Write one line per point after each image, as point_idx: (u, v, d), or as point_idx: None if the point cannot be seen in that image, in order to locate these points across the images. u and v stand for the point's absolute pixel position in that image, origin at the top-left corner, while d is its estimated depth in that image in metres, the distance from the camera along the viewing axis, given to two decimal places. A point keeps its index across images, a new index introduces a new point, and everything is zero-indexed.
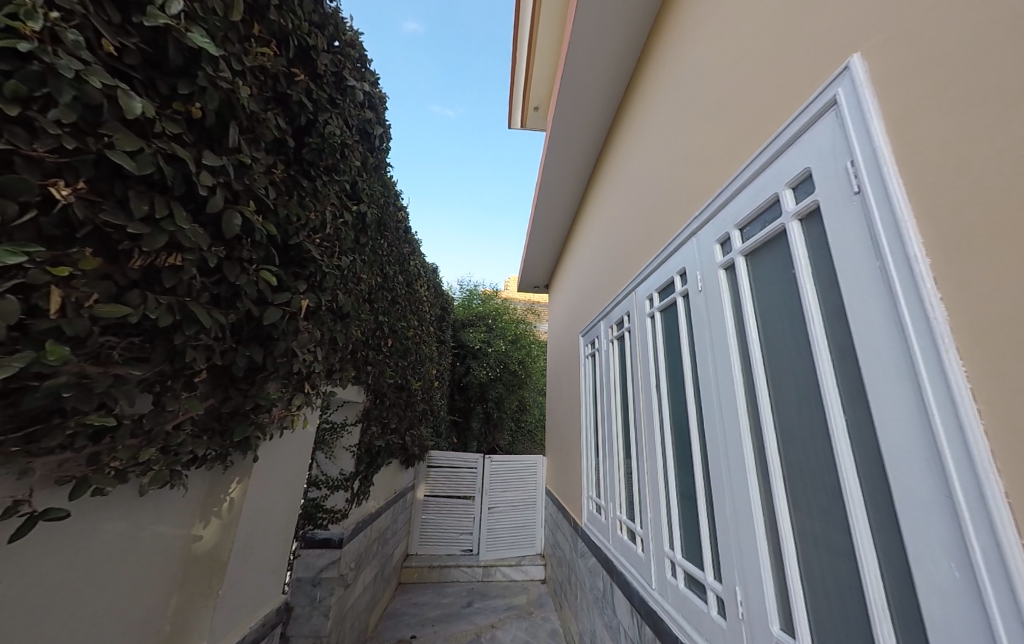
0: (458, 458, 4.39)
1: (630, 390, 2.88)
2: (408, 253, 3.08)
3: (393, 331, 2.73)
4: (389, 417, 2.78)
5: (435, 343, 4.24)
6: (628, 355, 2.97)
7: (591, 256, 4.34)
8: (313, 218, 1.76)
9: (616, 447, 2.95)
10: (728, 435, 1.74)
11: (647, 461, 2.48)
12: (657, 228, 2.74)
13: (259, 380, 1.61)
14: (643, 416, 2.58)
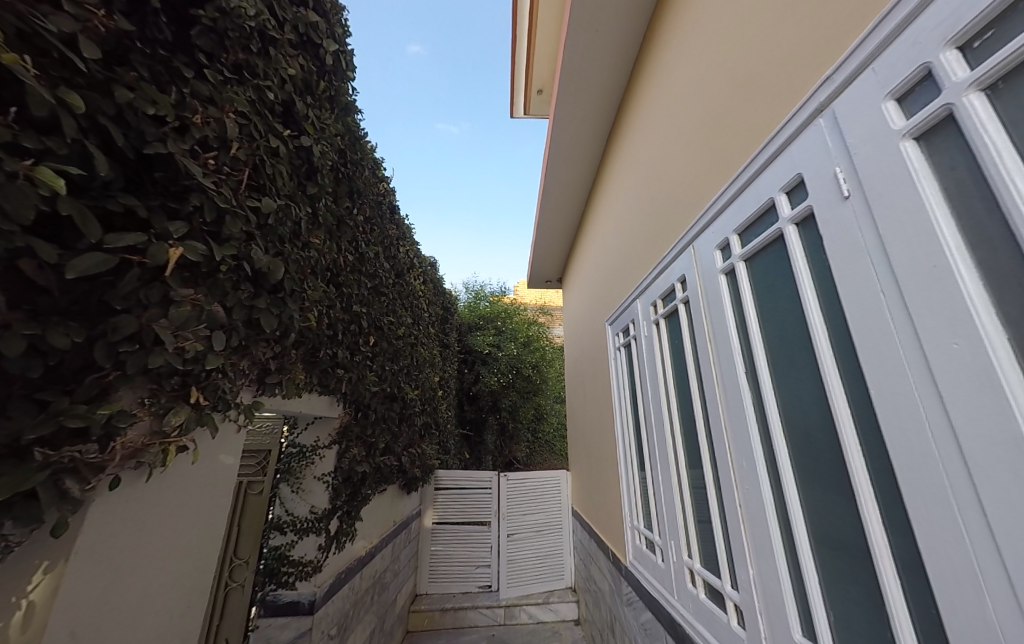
0: (469, 478, 3.81)
1: (682, 379, 1.84)
2: (395, 235, 2.56)
3: (379, 326, 2.18)
4: (379, 434, 2.20)
5: (436, 347, 3.70)
6: (675, 330, 1.93)
7: (609, 245, 3.40)
8: (225, 123, 0.93)
9: (667, 455, 1.89)
10: (971, 477, 0.67)
11: (724, 489, 1.41)
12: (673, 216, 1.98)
13: (99, 383, 0.75)
14: (710, 416, 1.53)
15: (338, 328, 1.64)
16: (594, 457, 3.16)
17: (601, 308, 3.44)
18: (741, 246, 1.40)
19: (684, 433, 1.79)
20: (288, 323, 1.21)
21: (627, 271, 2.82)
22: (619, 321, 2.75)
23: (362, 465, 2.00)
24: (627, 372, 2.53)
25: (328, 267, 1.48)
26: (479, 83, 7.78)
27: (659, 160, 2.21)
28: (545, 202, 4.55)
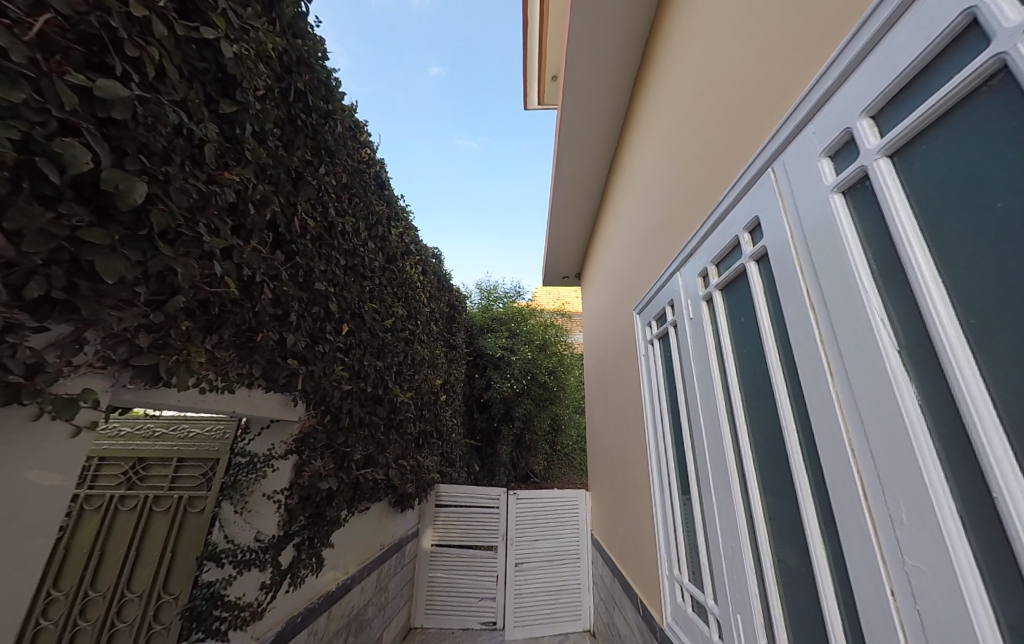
0: (473, 496, 3.40)
1: (754, 368, 1.24)
2: (384, 213, 2.24)
3: (357, 313, 1.85)
4: (357, 441, 1.85)
5: (438, 347, 3.37)
6: (742, 299, 1.32)
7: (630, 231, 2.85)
8: None
9: (729, 478, 1.29)
10: None
11: (853, 549, 0.83)
12: (704, 188, 1.64)
13: None
14: (820, 424, 0.93)
15: (285, 305, 1.31)
16: (617, 477, 2.67)
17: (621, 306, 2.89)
18: (880, 138, 0.80)
19: (757, 448, 1.19)
20: (170, 276, 0.87)
21: (654, 255, 2.26)
22: (651, 308, 2.15)
23: (331, 480, 1.64)
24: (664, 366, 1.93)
25: (261, 219, 1.15)
26: (493, 93, 7.50)
27: (703, 101, 1.67)
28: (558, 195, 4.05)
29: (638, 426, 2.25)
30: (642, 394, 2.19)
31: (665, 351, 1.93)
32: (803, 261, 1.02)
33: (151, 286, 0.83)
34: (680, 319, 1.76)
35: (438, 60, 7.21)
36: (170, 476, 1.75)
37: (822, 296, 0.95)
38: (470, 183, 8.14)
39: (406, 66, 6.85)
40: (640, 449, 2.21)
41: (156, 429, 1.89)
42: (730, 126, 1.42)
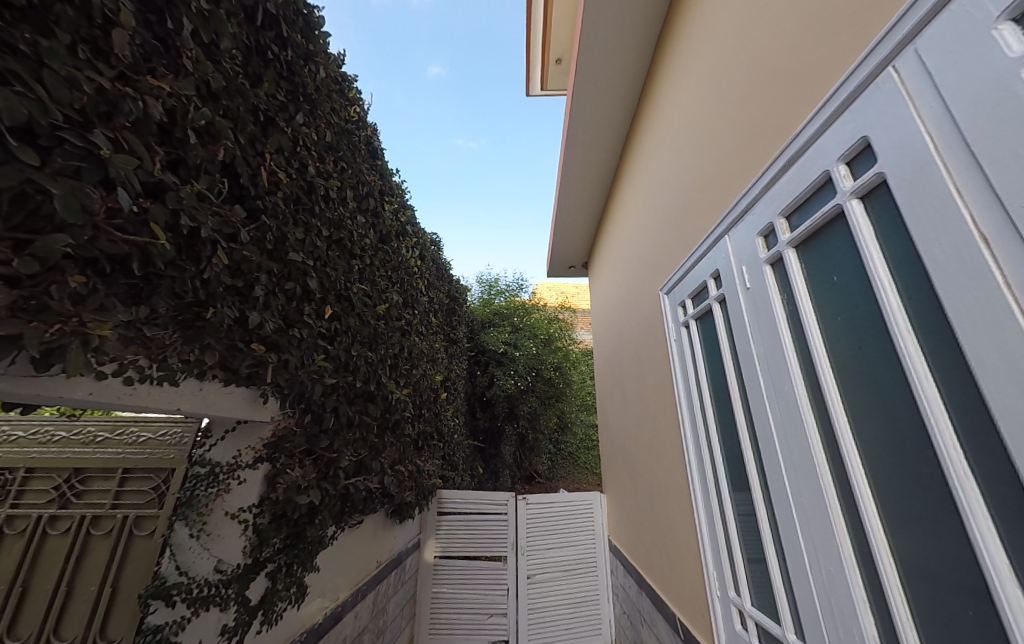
0: (479, 502, 3.13)
1: (860, 338, 0.95)
2: (376, 184, 1.96)
3: (343, 295, 1.58)
4: (344, 445, 1.58)
5: (438, 341, 3.10)
6: (834, 253, 1.04)
7: (648, 208, 2.55)
8: None
9: (820, 479, 1.03)
10: None
11: None
12: (752, 151, 1.38)
13: None
14: (1008, 408, 0.64)
15: (245, 273, 1.04)
16: (640, 480, 2.42)
17: (639, 292, 2.61)
18: None
19: (870, 440, 0.92)
20: (41, 202, 0.60)
21: (683, 228, 1.97)
22: (686, 284, 1.86)
23: (314, 492, 1.38)
24: (708, 348, 1.66)
25: (207, 154, 0.88)
26: (492, 84, 7.22)
27: (757, 29, 1.37)
28: (563, 179, 3.73)
29: (669, 421, 1.98)
30: (673, 385, 1.93)
31: (710, 331, 1.65)
32: (962, 178, 0.72)
33: (6, 214, 0.57)
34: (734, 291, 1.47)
35: (439, 59, 6.93)
36: (114, 489, 1.53)
37: (1008, 221, 0.65)
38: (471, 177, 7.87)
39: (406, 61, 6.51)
40: (672, 448, 1.94)
41: (97, 433, 1.62)
42: (797, 67, 1.16)
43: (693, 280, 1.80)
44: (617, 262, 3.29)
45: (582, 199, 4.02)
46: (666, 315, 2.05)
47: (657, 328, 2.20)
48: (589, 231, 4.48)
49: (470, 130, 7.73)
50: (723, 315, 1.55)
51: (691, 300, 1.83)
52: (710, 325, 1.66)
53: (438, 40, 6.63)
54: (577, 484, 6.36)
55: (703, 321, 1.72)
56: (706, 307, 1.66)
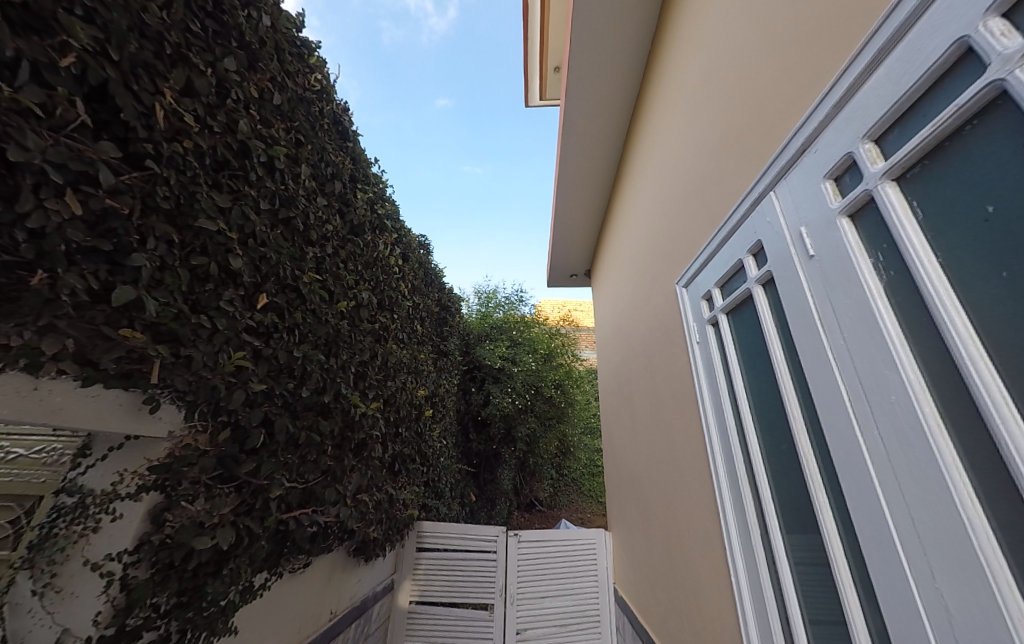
0: (464, 537, 2.74)
1: None
2: (343, 166, 1.74)
3: (288, 283, 1.32)
4: (278, 469, 1.27)
5: (424, 352, 2.82)
6: (983, 163, 0.57)
7: (655, 201, 2.16)
8: None
9: (987, 570, 0.55)
10: None
11: None
12: (791, 76, 0.98)
13: None
14: None
15: (117, 235, 0.78)
16: (652, 518, 2.04)
17: (649, 298, 2.19)
18: None
19: None
20: None
21: (698, 208, 1.55)
22: (710, 270, 1.40)
23: (224, 532, 1.06)
24: (752, 351, 1.20)
25: (36, 52, 0.64)
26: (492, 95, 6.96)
27: None
28: (561, 184, 3.40)
29: (688, 449, 1.63)
30: (693, 404, 1.58)
31: (753, 327, 1.19)
32: None
33: None
34: (781, 265, 0.99)
35: (445, 93, 7.06)
36: None
37: None
38: (482, 197, 7.66)
39: (411, 90, 6.69)
40: (694, 483, 1.58)
41: None
42: None
43: (719, 265, 1.33)
44: (623, 267, 2.92)
45: (583, 205, 3.67)
46: (686, 314, 1.60)
47: (669, 338, 1.84)
48: (592, 240, 4.16)
49: (478, 156, 7.63)
50: (769, 301, 1.08)
51: (718, 289, 1.35)
52: (752, 320, 1.19)
53: (444, 70, 6.87)
54: (581, 515, 6.39)
55: (741, 316, 1.25)
56: (743, 294, 1.19)
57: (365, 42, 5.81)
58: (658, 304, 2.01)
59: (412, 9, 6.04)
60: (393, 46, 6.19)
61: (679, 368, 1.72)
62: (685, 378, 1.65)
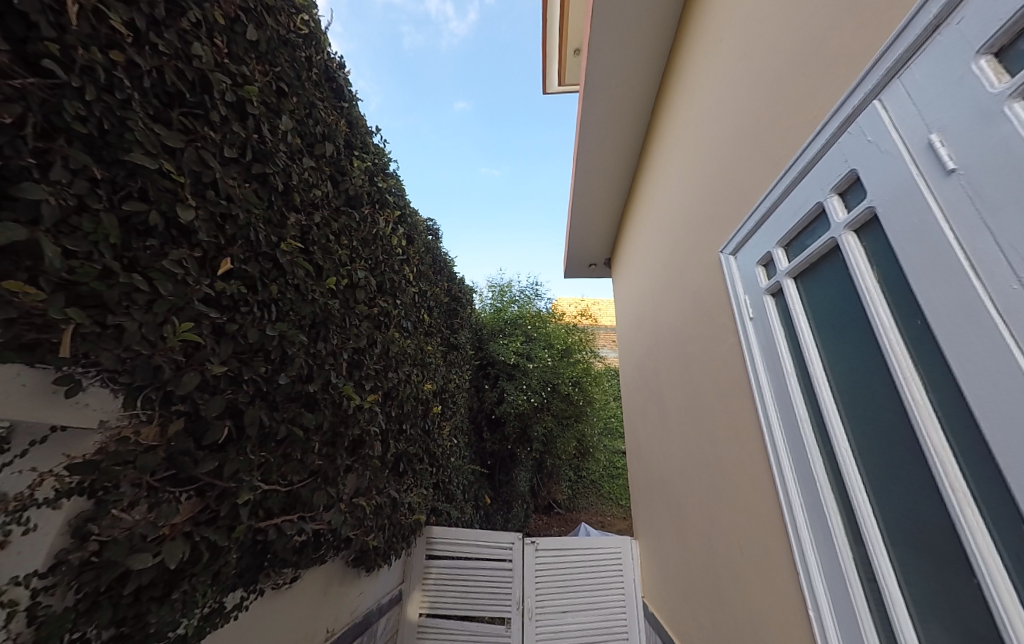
0: (478, 544, 2.51)
1: None
2: (336, 128, 1.54)
3: (263, 251, 1.12)
4: (251, 471, 1.08)
5: (432, 343, 2.61)
6: None
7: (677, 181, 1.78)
8: None
9: None
10: None
11: None
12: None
13: None
14: None
15: (6, 158, 0.61)
16: (681, 535, 1.72)
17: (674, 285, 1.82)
18: None
19: None
20: None
21: (740, 158, 1.12)
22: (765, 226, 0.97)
23: (172, 547, 0.86)
24: (824, 333, 0.79)
25: None
26: (508, 88, 6.70)
27: None
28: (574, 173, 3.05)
29: (725, 459, 1.25)
30: (732, 401, 1.19)
31: (830, 299, 0.77)
32: None
33: None
34: (893, 193, 0.60)
35: (464, 96, 6.85)
36: None
37: None
38: (496, 194, 7.45)
39: (431, 93, 6.41)
40: (730, 505, 1.21)
41: None
42: None
43: (778, 218, 0.91)
44: (647, 256, 2.50)
45: (599, 195, 3.29)
46: (725, 286, 1.21)
47: (700, 321, 1.47)
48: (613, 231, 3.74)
49: (491, 154, 7.45)
50: (867, 252, 0.67)
51: (782, 249, 0.92)
52: (831, 287, 0.77)
53: (462, 74, 6.70)
54: (601, 517, 6.11)
55: (809, 286, 0.84)
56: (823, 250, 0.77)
57: (384, 47, 5.48)
58: (686, 285, 1.64)
59: (431, 12, 5.72)
60: (413, 51, 5.95)
61: (712, 354, 1.35)
62: (724, 367, 1.26)
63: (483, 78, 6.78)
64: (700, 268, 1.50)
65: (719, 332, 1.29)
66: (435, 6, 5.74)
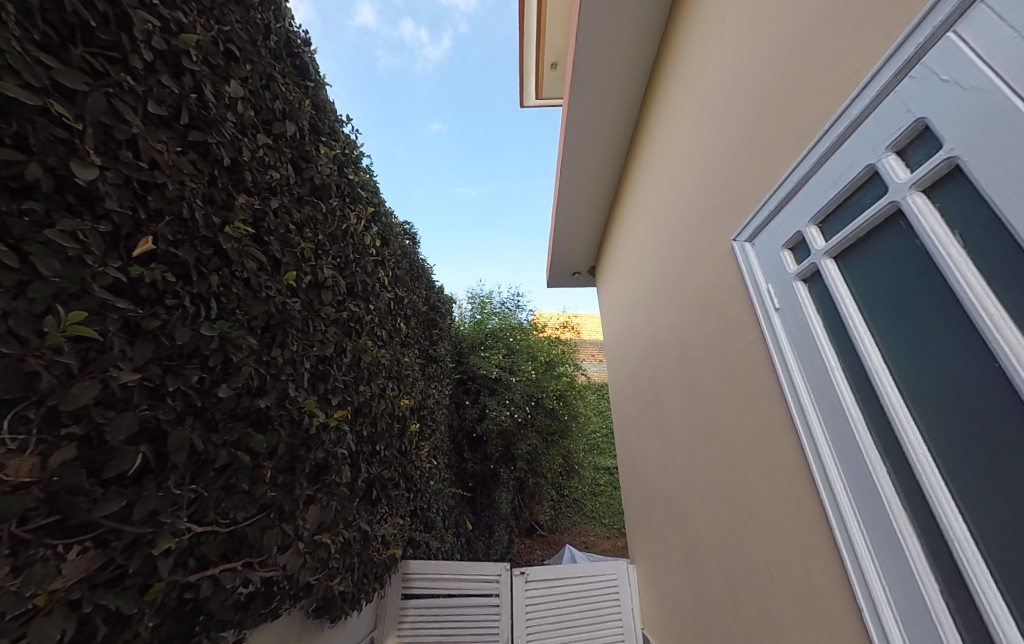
0: (461, 578, 2.26)
1: None
2: (300, 108, 1.38)
3: (202, 235, 0.92)
4: (178, 509, 0.85)
5: (409, 355, 2.41)
6: None
7: (673, 180, 1.73)
8: None
9: None
10: None
11: None
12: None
13: None
14: None
15: None
16: (689, 554, 1.56)
17: (672, 286, 1.73)
18: None
19: None
20: None
21: (753, 147, 1.06)
22: (796, 205, 0.88)
23: (48, 626, 0.62)
24: (880, 317, 0.69)
25: None
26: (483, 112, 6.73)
27: None
28: (562, 179, 3.01)
29: (750, 470, 1.11)
30: (758, 404, 1.07)
31: (886, 275, 0.67)
32: None
33: None
34: (984, 132, 0.49)
35: (439, 116, 6.71)
36: None
37: None
38: (473, 207, 7.41)
39: (405, 113, 6.32)
40: (758, 521, 1.07)
41: None
42: None
43: (814, 191, 0.82)
44: (635, 265, 2.44)
45: (586, 205, 3.26)
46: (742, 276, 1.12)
47: (708, 318, 1.37)
48: (594, 243, 3.72)
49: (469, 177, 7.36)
50: (941, 210, 0.56)
51: (815, 228, 0.84)
52: (888, 262, 0.67)
53: (438, 96, 6.58)
54: (585, 537, 5.91)
55: (857, 264, 0.74)
56: (879, 221, 0.68)
57: (358, 65, 5.52)
58: (688, 282, 1.55)
59: (407, 38, 5.91)
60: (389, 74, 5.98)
61: (728, 354, 1.24)
62: (743, 365, 1.14)
63: (458, 101, 6.67)
64: (704, 262, 1.40)
65: (736, 326, 1.18)
66: (410, 31, 5.92)
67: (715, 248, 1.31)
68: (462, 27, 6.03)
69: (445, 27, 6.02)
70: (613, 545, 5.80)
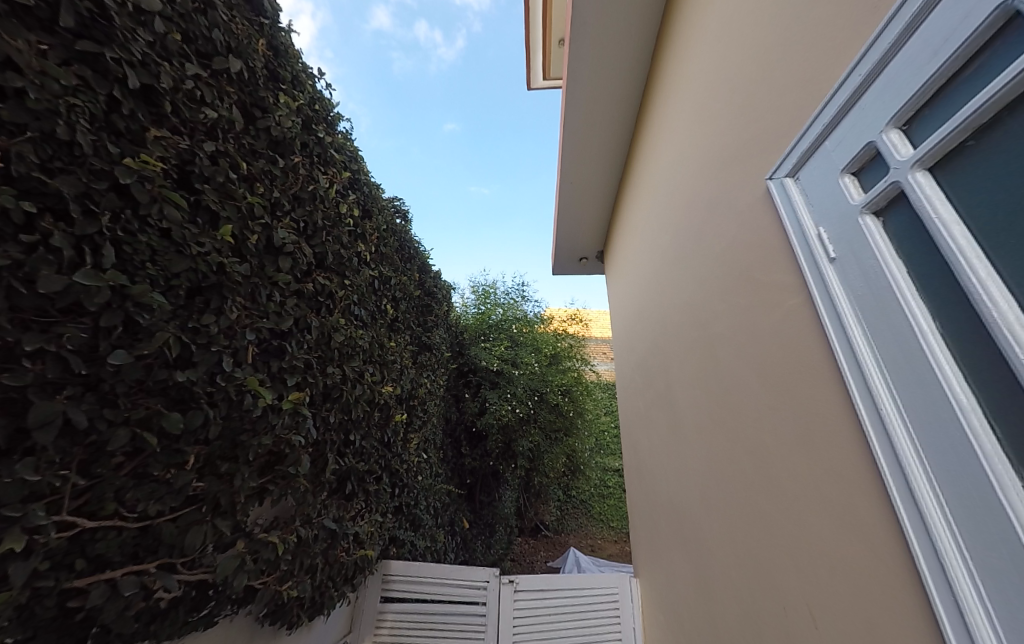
0: (444, 584, 2.09)
1: None
2: (249, 46, 1.21)
3: (94, 165, 0.77)
4: (42, 502, 0.69)
5: (396, 340, 2.24)
6: None
7: (692, 135, 1.49)
8: None
9: None
10: None
11: None
12: None
13: None
14: None
15: None
16: (700, 565, 1.35)
17: (688, 258, 1.51)
18: None
19: None
20: None
21: (812, 50, 0.84)
22: (869, 107, 0.69)
23: None
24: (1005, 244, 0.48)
25: None
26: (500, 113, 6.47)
27: None
28: (564, 157, 2.75)
29: (787, 465, 0.90)
30: (801, 385, 0.86)
31: (1013, 173, 0.48)
32: None
33: None
34: None
35: (454, 116, 6.56)
36: None
37: None
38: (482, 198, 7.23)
39: (420, 115, 6.21)
40: (800, 529, 0.86)
41: None
42: None
43: (898, 80, 0.63)
44: (642, 245, 2.20)
45: (591, 188, 3.03)
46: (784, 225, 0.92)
47: (733, 288, 1.15)
48: (599, 230, 3.49)
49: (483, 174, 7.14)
50: None
51: (898, 133, 0.65)
52: (1015, 154, 0.47)
53: (452, 97, 6.42)
54: (591, 540, 5.67)
55: (964, 168, 0.54)
56: (1006, 97, 0.47)
57: (374, 71, 5.48)
58: (708, 250, 1.33)
59: (421, 39, 5.76)
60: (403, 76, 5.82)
61: (758, 327, 1.02)
62: (778, 338, 0.93)
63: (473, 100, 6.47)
64: (730, 221, 1.18)
65: (772, 292, 0.96)
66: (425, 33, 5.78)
67: (750, 199, 1.08)
68: (476, 26, 5.81)
69: (459, 27, 5.84)
70: (620, 550, 5.54)
